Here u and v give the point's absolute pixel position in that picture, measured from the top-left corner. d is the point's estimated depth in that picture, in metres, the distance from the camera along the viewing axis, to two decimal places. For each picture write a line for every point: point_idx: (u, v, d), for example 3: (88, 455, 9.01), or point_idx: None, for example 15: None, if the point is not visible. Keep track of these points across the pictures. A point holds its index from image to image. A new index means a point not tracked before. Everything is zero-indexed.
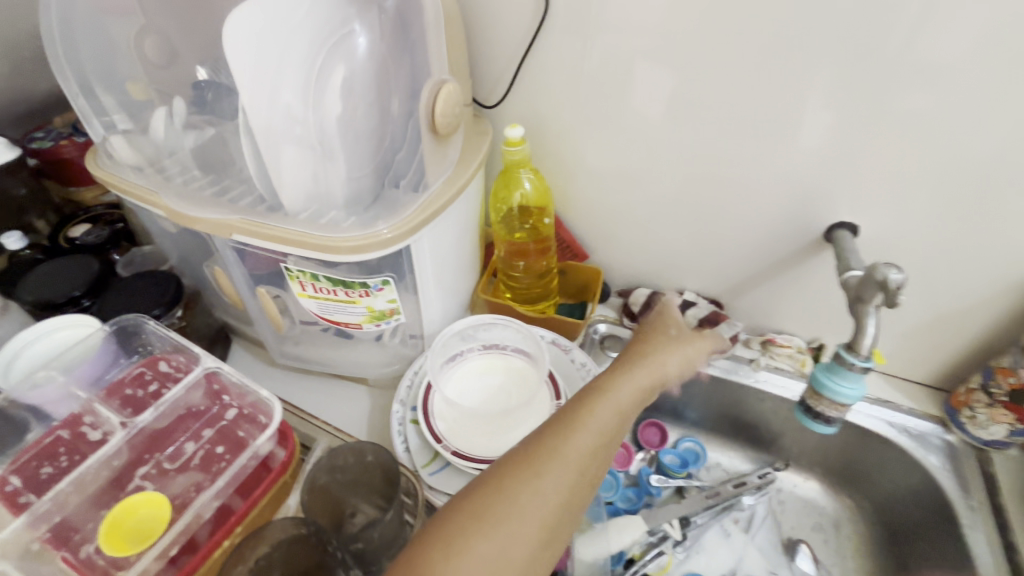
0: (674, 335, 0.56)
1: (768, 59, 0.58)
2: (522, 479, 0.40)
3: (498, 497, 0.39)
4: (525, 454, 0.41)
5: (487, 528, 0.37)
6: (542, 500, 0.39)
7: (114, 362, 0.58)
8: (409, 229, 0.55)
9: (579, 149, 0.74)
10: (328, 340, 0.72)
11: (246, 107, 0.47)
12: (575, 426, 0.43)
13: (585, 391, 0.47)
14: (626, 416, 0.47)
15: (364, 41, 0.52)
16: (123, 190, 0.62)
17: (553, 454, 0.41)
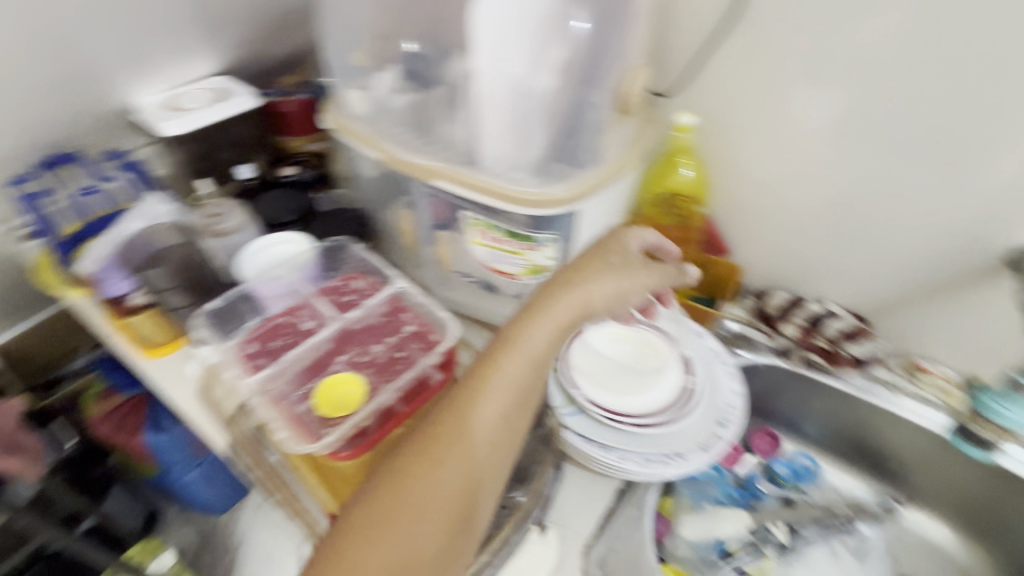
0: (604, 260, 0.61)
1: (973, 70, 0.58)
2: (427, 455, 0.48)
3: (387, 488, 0.46)
4: (410, 447, 0.49)
5: (392, 522, 0.45)
6: (433, 476, 0.47)
7: (320, 274, 0.71)
8: (582, 192, 0.62)
9: (743, 146, 0.75)
10: (479, 291, 0.81)
11: (480, 71, 0.55)
12: (477, 393, 0.51)
13: (494, 344, 0.54)
14: (539, 364, 0.54)
15: (582, 23, 0.57)
16: (346, 130, 0.74)
17: (433, 438, 0.49)
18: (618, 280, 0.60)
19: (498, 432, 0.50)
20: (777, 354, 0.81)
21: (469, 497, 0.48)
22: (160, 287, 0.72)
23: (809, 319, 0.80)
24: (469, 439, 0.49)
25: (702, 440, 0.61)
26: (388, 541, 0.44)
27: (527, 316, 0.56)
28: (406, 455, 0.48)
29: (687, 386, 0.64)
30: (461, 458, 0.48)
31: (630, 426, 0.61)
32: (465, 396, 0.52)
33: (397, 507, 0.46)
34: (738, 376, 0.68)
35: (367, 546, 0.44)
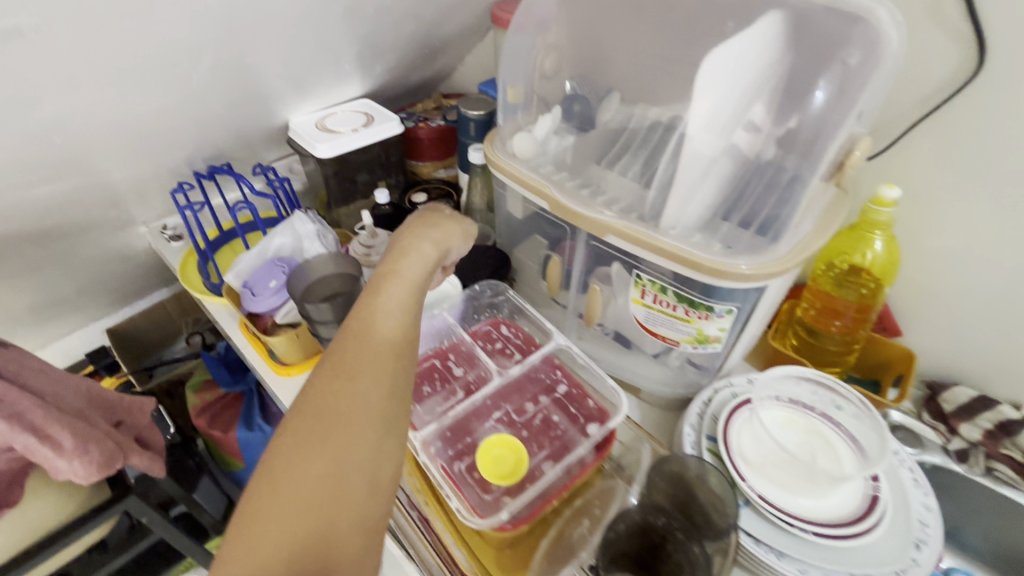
0: (440, 211, 0.60)
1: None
2: (339, 375, 0.43)
3: (302, 415, 0.41)
4: (315, 378, 0.44)
5: (315, 445, 0.40)
6: (350, 407, 0.41)
7: (468, 318, 0.70)
8: (770, 271, 0.55)
9: (942, 224, 0.67)
10: (614, 347, 0.77)
11: (695, 129, 0.53)
12: (368, 320, 0.46)
13: (374, 279, 0.50)
14: (418, 287, 0.50)
15: (822, 94, 0.53)
16: (506, 171, 0.71)
17: (334, 363, 0.44)
18: (461, 228, 0.59)
19: (393, 356, 0.45)
20: (952, 456, 0.71)
21: (398, 416, 0.43)
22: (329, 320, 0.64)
23: (998, 424, 0.69)
24: (375, 360, 0.44)
25: (897, 563, 0.52)
26: (300, 463, 0.39)
27: (398, 250, 0.52)
28: (314, 386, 0.43)
29: (873, 495, 0.56)
30: (372, 383, 0.43)
31: (809, 531, 0.53)
32: (352, 328, 0.46)
33: (331, 421, 0.41)
34: (927, 487, 0.59)
35: (296, 462, 0.39)
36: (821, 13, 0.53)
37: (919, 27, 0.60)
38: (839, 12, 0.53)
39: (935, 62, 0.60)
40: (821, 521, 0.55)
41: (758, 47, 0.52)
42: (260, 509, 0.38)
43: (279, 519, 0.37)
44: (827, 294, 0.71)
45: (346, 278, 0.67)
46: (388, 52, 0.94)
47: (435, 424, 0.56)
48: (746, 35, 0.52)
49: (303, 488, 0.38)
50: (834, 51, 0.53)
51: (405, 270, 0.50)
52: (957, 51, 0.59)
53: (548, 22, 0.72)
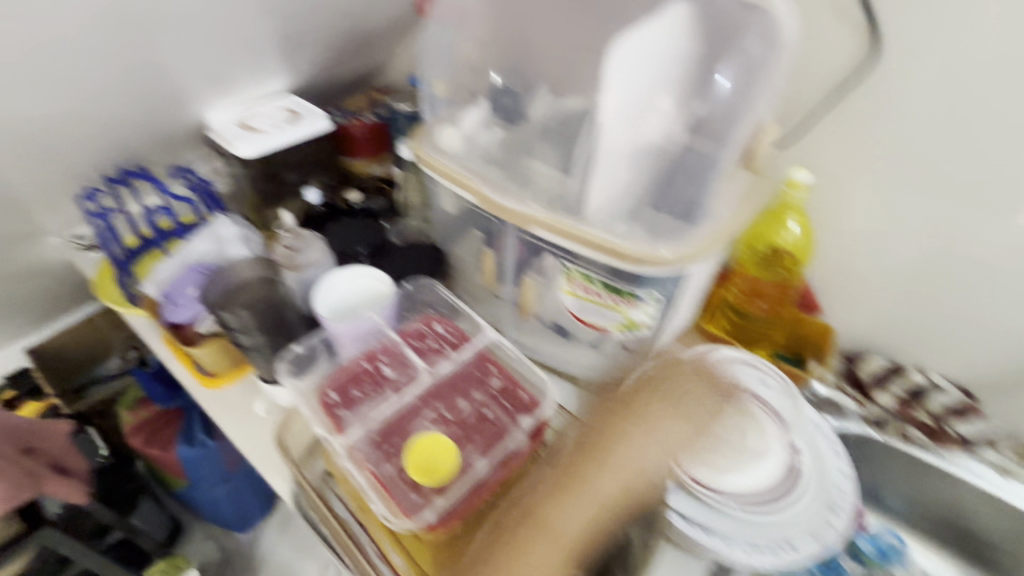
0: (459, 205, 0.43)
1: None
2: None
3: None
4: None
5: None
6: None
7: (399, 316, 0.68)
8: (692, 255, 0.57)
9: (850, 203, 0.70)
10: (552, 340, 0.79)
11: (606, 121, 0.51)
12: None
13: None
14: None
15: (724, 81, 0.55)
16: (425, 163, 0.68)
17: None
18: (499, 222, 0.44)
19: None
20: (871, 423, 0.75)
21: None
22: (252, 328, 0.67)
23: (908, 392, 0.74)
24: None
25: (815, 531, 0.55)
26: None
27: None
28: None
29: (794, 467, 0.59)
30: None
31: (734, 506, 0.56)
32: None
33: None
34: (846, 457, 0.62)
35: None
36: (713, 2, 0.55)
37: (821, 14, 0.62)
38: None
39: (834, 50, 0.63)
40: (748, 496, 0.57)
41: (663, 37, 0.51)
42: None
43: None
44: (755, 275, 0.74)
45: (267, 285, 0.68)
46: (311, 46, 0.90)
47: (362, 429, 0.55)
48: (657, 23, 0.51)
49: None
50: (732, 38, 0.55)
51: None
52: (855, 38, 0.61)
53: (469, 12, 0.71)
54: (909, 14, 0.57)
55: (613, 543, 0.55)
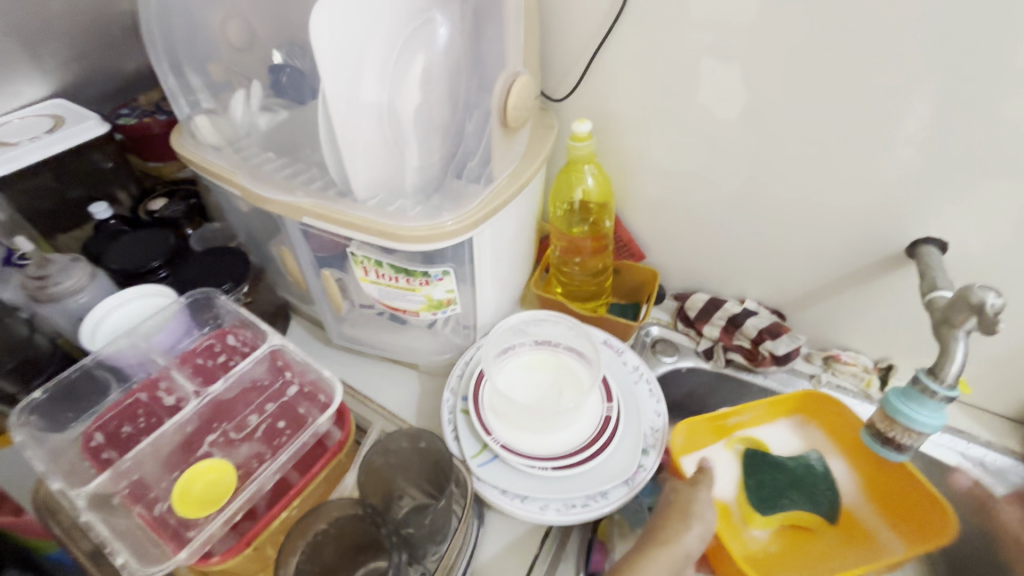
0: None
1: (863, 54, 0.55)
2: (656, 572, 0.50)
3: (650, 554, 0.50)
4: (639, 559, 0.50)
5: None
6: None
7: (187, 333, 0.62)
8: (473, 222, 0.54)
9: (638, 144, 0.72)
10: (380, 327, 0.74)
11: (328, 94, 0.46)
12: None
13: None
14: None
15: (444, 31, 0.51)
16: (201, 166, 0.65)
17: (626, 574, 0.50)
18: None
19: None
20: (702, 356, 0.80)
21: None
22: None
23: (728, 320, 0.78)
24: None
25: (625, 475, 0.56)
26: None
27: None
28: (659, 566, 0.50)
29: (606, 416, 0.60)
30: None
31: (548, 468, 0.56)
32: None
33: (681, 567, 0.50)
34: (661, 396, 0.64)
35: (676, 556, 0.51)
36: None
37: None
38: None
39: None
40: (562, 454, 0.57)
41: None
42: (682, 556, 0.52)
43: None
44: (564, 233, 0.75)
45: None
46: (47, 38, 0.78)
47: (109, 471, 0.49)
48: None
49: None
50: None
51: None
52: None
53: None
54: None
55: (438, 532, 0.51)
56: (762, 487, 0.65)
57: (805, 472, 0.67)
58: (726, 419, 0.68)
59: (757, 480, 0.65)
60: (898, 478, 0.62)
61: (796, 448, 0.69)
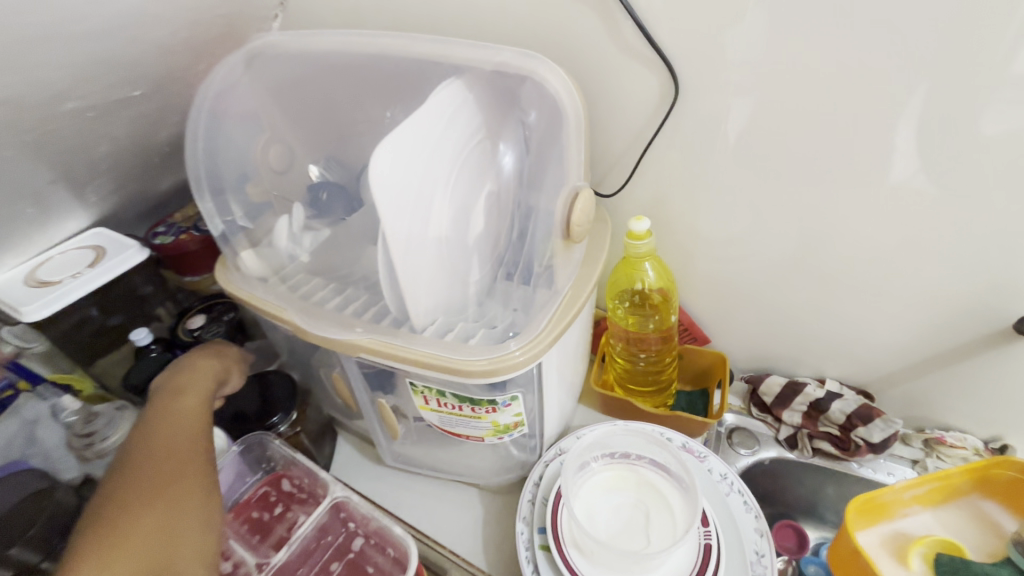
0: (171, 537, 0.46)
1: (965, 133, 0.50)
2: (163, 493, 0.48)
3: (151, 484, 0.48)
4: (153, 477, 0.49)
5: (167, 501, 0.48)
6: (177, 498, 0.48)
7: (241, 479, 0.57)
8: (542, 347, 0.49)
9: (694, 229, 0.68)
10: (435, 445, 0.68)
11: (388, 228, 0.44)
12: (172, 482, 0.49)
13: (129, 499, 0.46)
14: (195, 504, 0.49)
15: (508, 158, 0.53)
16: (247, 302, 0.60)
17: (154, 480, 0.49)
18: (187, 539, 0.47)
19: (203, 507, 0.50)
20: (785, 445, 0.73)
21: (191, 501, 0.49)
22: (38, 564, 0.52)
23: (810, 405, 0.72)
24: (192, 496, 0.49)
25: None
26: (173, 514, 0.47)
27: (162, 494, 0.48)
28: (154, 466, 0.50)
29: (706, 544, 0.53)
30: (194, 487, 0.50)
31: None
32: (164, 505, 0.47)
33: (174, 468, 0.50)
34: (758, 508, 0.58)
35: (183, 439, 0.53)
36: (487, 79, 0.51)
37: (608, 52, 0.58)
38: (504, 72, 0.50)
39: (633, 85, 0.59)
40: None
41: (432, 125, 0.46)
42: (159, 458, 0.51)
43: (187, 503, 0.49)
44: (624, 326, 0.70)
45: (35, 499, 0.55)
46: (93, 176, 0.74)
47: None
48: (416, 116, 0.45)
49: (187, 504, 0.49)
50: (510, 112, 0.52)
51: (184, 484, 0.50)
52: (649, 70, 0.57)
53: (254, 107, 0.65)
54: (692, 46, 0.54)
55: None
56: None
57: None
58: (885, 503, 0.58)
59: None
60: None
61: (975, 541, 0.58)
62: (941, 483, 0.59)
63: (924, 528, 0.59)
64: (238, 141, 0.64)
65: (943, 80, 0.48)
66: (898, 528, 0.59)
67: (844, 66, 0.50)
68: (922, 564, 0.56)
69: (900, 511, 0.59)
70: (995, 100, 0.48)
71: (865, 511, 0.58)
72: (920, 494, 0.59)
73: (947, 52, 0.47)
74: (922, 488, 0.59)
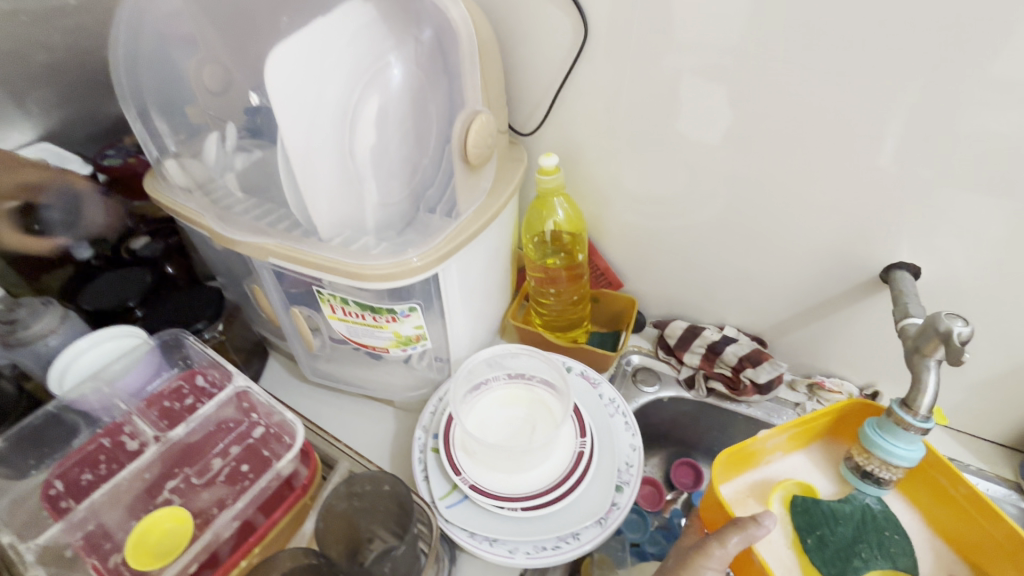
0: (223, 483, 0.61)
1: (831, 85, 0.55)
2: None
3: None
4: None
5: None
6: None
7: (156, 374, 0.61)
8: (438, 258, 0.54)
9: (610, 176, 0.72)
10: (352, 365, 0.72)
11: (285, 136, 0.48)
12: None
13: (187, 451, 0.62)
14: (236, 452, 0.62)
15: (397, 72, 0.52)
16: (180, 214, 0.67)
17: None
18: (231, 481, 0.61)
19: None
20: (683, 386, 0.78)
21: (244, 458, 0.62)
22: None
23: (708, 348, 0.77)
24: None
25: (598, 513, 0.55)
26: None
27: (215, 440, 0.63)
28: None
29: (580, 452, 0.58)
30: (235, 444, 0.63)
31: (518, 508, 0.55)
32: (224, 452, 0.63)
33: None
34: (637, 428, 0.63)
35: None
36: None
37: None
38: None
39: (550, 29, 0.62)
40: (532, 495, 0.56)
41: (326, 37, 0.49)
42: None
43: None
44: (539, 264, 0.74)
45: None
46: (34, 86, 0.76)
47: (60, 524, 0.49)
48: (315, 26, 0.48)
49: None
50: (407, 27, 0.53)
51: None
52: (565, 15, 0.61)
53: (188, 29, 0.62)
54: None
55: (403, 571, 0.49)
56: (829, 543, 0.52)
57: (864, 515, 0.54)
58: (751, 453, 0.58)
59: (819, 535, 0.52)
60: (975, 510, 0.51)
61: (836, 477, 0.59)
62: (806, 430, 0.59)
63: (785, 472, 0.59)
64: (172, 58, 0.63)
65: (821, 39, 0.52)
66: (759, 475, 0.59)
67: (735, 18, 0.54)
68: (781, 505, 0.56)
69: (766, 460, 0.59)
70: (863, 60, 0.52)
71: (727, 464, 0.57)
72: (781, 441, 0.59)
73: (824, 10, 0.51)
74: (789, 437, 0.59)
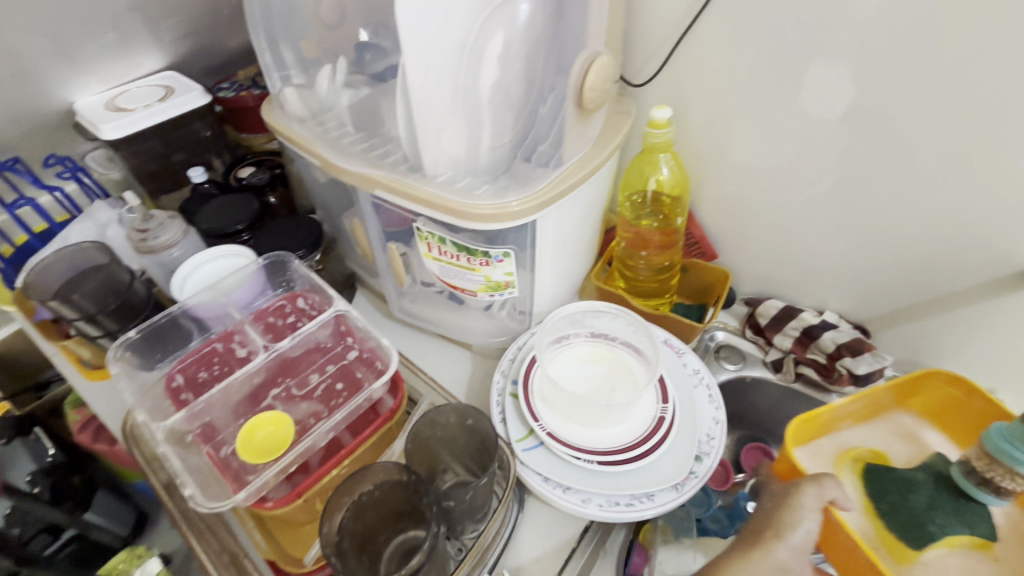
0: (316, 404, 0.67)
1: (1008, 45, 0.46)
2: None
3: None
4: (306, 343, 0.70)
5: None
6: None
7: (262, 292, 0.66)
8: (537, 205, 0.53)
9: (718, 137, 0.67)
10: (435, 305, 0.74)
11: (408, 69, 0.48)
12: None
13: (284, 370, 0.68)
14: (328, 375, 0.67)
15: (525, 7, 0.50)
16: (286, 136, 0.67)
17: None
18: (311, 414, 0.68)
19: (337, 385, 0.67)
20: (769, 367, 0.75)
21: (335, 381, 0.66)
22: (114, 332, 0.65)
23: (803, 331, 0.72)
24: None
25: (675, 478, 0.54)
26: None
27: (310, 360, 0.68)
28: None
29: (660, 416, 0.58)
30: None
31: (594, 461, 0.55)
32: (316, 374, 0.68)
33: None
34: (721, 403, 0.61)
35: None
36: None
37: None
38: None
39: None
40: (609, 450, 0.56)
41: None
42: None
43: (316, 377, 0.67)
44: (630, 225, 0.72)
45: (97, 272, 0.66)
46: (166, 14, 0.80)
47: (182, 413, 0.54)
48: None
49: None
50: None
51: None
52: None
53: None
54: None
55: (478, 504, 0.51)
56: (902, 509, 0.50)
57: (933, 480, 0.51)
58: (822, 420, 0.56)
59: (891, 500, 0.51)
60: None
61: (908, 447, 0.57)
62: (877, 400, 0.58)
63: (855, 440, 0.58)
64: None
65: None
66: (831, 442, 0.57)
67: None
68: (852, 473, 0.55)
69: (836, 428, 0.58)
70: None
71: (801, 427, 0.55)
72: (852, 410, 0.58)
73: None
74: (860, 406, 0.58)
